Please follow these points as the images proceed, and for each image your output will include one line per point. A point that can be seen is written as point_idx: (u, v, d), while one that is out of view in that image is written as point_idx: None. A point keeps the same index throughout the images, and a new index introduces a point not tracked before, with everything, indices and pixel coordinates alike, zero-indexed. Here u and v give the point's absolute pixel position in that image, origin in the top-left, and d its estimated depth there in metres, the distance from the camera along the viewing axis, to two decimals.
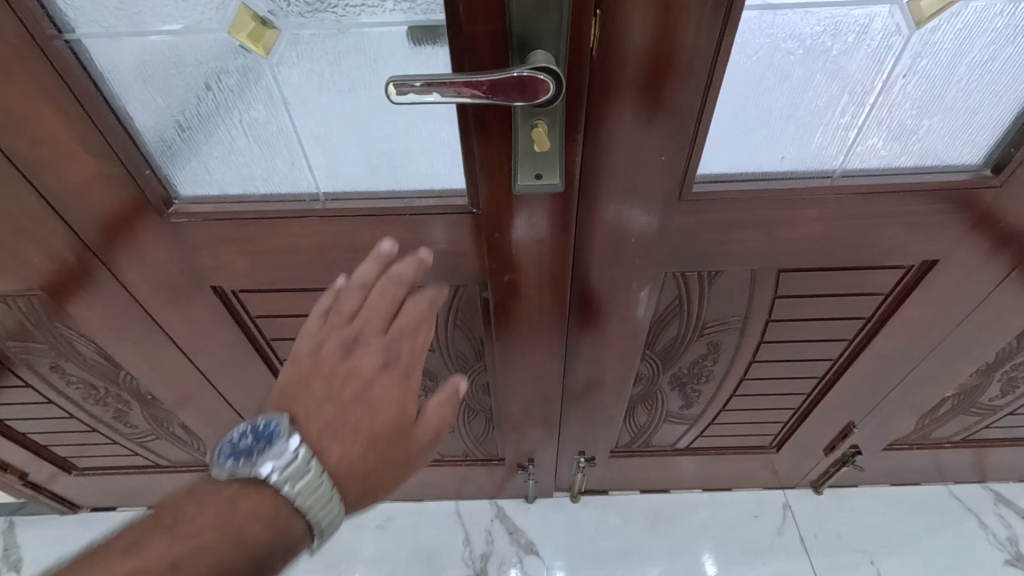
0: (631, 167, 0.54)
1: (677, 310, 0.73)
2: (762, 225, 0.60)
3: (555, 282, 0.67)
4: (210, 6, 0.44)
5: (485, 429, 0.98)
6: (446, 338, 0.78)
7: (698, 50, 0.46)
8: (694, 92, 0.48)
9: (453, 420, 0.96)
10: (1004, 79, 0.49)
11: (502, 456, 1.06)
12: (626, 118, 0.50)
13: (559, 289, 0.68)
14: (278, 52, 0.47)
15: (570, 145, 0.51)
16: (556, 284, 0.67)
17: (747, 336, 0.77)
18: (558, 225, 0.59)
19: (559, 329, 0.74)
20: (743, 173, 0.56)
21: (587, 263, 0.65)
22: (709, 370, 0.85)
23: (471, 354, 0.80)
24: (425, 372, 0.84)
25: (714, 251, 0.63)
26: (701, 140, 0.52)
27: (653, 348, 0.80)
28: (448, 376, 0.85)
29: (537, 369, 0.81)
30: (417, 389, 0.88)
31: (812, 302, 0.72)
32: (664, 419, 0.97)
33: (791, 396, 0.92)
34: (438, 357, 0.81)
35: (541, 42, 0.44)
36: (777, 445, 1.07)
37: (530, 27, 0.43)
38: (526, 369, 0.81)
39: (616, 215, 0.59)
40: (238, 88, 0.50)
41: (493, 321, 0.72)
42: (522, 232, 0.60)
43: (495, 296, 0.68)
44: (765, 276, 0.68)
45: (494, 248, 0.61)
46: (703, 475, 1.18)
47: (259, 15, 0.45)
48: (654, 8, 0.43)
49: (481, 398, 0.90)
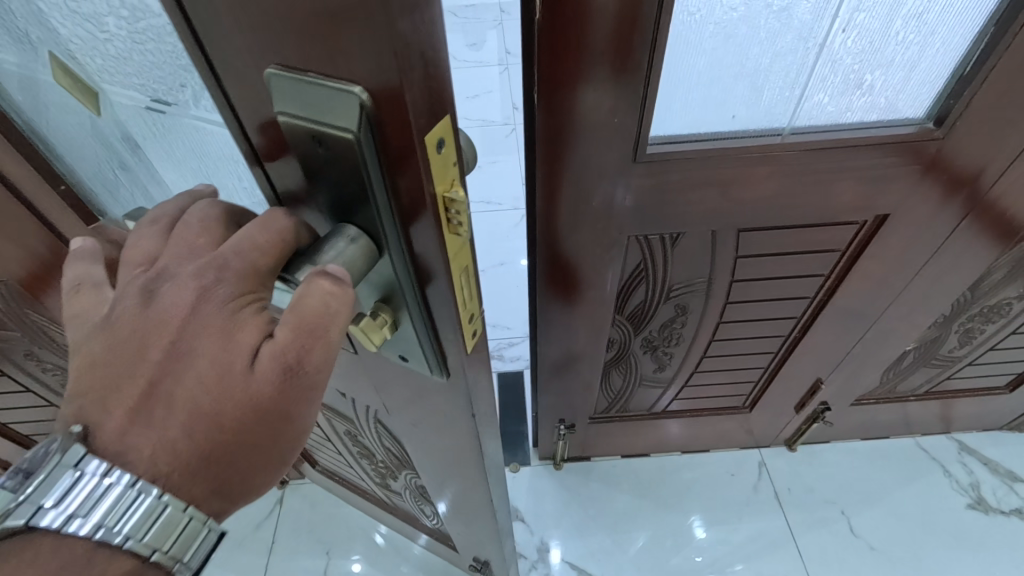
0: (586, 132, 0.55)
1: (644, 274, 0.75)
2: (718, 185, 0.61)
3: (458, 446, 0.57)
4: (26, 45, 0.38)
5: (434, 513, 0.92)
6: (373, 432, 0.75)
7: (641, 13, 0.46)
8: (640, 60, 0.49)
9: (402, 491, 0.92)
10: (940, 32, 0.51)
11: (457, 546, 0.99)
12: (578, 84, 0.51)
13: (469, 451, 0.57)
14: (112, 111, 0.40)
15: (438, 331, 0.39)
16: (463, 446, 0.56)
17: (712, 297, 0.80)
18: (440, 402, 0.49)
19: (483, 479, 0.63)
20: (696, 134, 0.58)
21: (549, 235, 0.67)
22: (678, 334, 0.88)
23: (398, 451, 0.75)
24: (364, 445, 0.83)
25: (674, 211, 0.64)
26: (651, 103, 0.52)
27: (622, 313, 0.82)
28: (386, 457, 0.82)
29: (465, 496, 0.72)
30: (362, 452, 0.87)
31: (772, 261, 0.74)
32: (639, 383, 1.00)
33: (760, 355, 0.95)
34: (370, 441, 0.78)
35: (355, 217, 0.32)
36: (749, 405, 1.11)
37: (336, 192, 0.31)
38: (455, 492, 0.73)
39: (579, 182, 0.60)
40: (109, 147, 0.44)
41: (406, 440, 0.67)
42: (416, 390, 0.51)
43: (403, 422, 0.61)
44: (725, 237, 0.69)
45: (394, 392, 0.54)
46: (682, 439, 1.22)
47: (68, 68, 0.37)
48: None
49: (421, 490, 0.85)
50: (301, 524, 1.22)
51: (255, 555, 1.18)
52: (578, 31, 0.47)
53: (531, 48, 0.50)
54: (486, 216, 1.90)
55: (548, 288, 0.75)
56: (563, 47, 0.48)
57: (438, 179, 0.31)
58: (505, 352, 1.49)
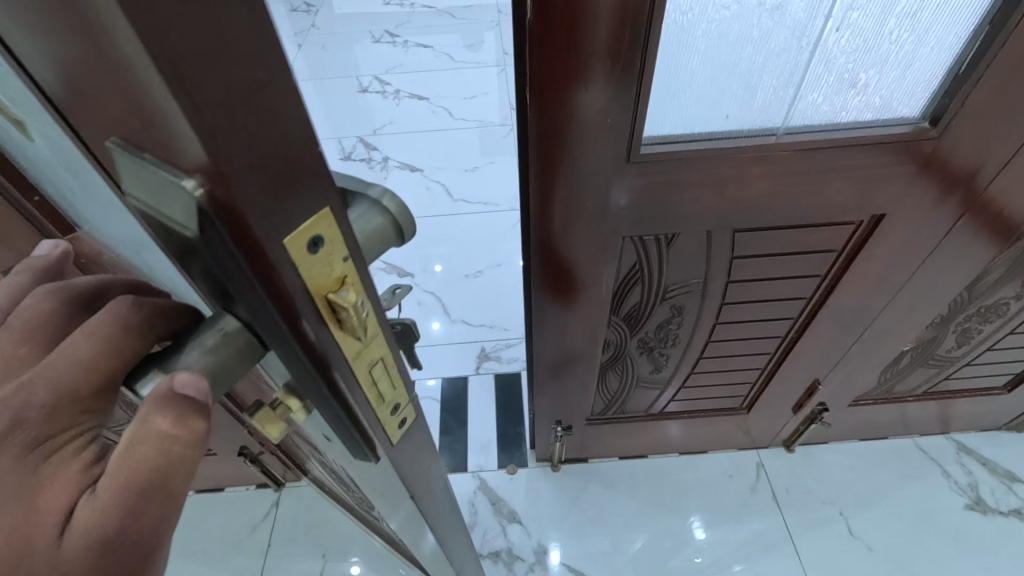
0: (579, 131, 0.54)
1: (639, 275, 0.75)
2: (713, 185, 0.61)
3: (391, 503, 0.51)
4: None
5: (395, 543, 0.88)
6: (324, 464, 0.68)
7: (632, 14, 0.46)
8: (632, 60, 0.49)
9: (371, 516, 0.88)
10: (935, 30, 0.50)
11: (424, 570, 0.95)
12: (569, 84, 0.50)
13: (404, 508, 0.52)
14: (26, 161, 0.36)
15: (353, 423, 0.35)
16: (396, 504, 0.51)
17: (708, 298, 0.79)
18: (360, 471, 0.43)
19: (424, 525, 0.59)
20: (689, 134, 0.57)
21: (544, 235, 0.67)
22: (674, 335, 0.87)
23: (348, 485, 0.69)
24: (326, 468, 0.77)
25: (669, 211, 0.64)
26: (645, 103, 0.52)
27: (618, 314, 0.82)
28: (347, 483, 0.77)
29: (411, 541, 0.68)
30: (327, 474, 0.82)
31: (768, 262, 0.74)
32: (636, 384, 1.00)
33: (757, 356, 0.94)
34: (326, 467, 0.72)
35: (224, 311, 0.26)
36: (747, 406, 1.10)
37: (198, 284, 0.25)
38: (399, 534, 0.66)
39: (573, 185, 0.60)
40: (53, 188, 0.39)
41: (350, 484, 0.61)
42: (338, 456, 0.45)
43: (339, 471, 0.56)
44: (720, 238, 0.69)
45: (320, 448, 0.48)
46: (680, 440, 1.21)
47: None
48: None
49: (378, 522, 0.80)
50: (298, 526, 1.21)
51: (200, 544, 1.19)
52: (569, 30, 0.47)
53: (523, 47, 0.49)
54: (483, 216, 1.90)
55: (543, 289, 0.75)
56: (556, 46, 0.48)
57: (317, 274, 0.26)
58: (502, 353, 1.48)
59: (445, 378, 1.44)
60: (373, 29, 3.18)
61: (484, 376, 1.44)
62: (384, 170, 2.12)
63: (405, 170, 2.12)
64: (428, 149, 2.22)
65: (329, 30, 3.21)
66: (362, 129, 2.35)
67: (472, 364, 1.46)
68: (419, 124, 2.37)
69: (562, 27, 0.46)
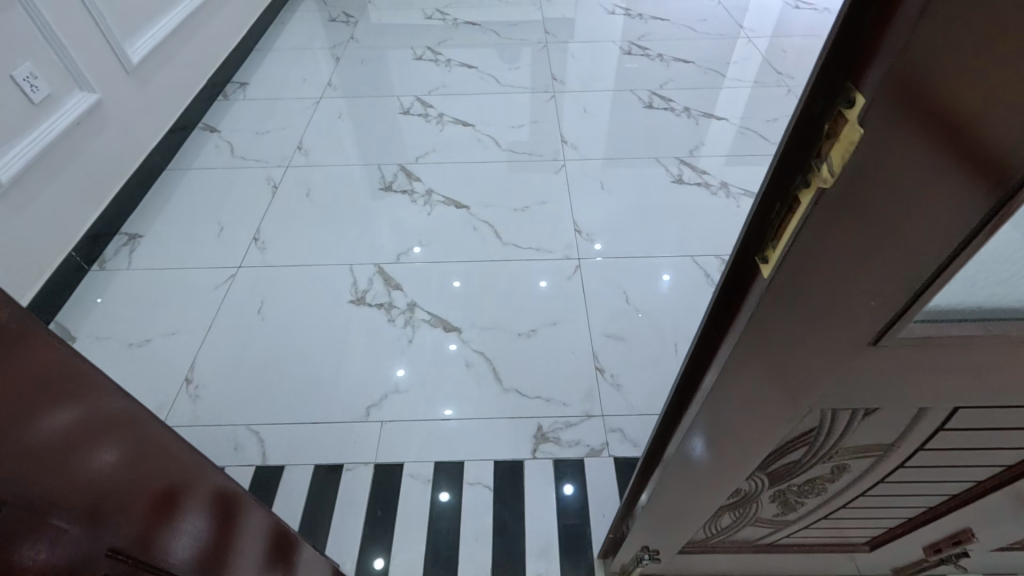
0: (822, 308, 0.39)
1: (811, 439, 0.59)
2: (968, 371, 0.44)
3: None
4: None
5: None
6: None
7: (979, 194, 0.29)
8: (945, 247, 0.33)
9: None
10: None
11: None
12: (832, 258, 0.35)
13: None
14: None
15: None
16: None
17: (884, 462, 0.63)
18: None
19: None
20: (965, 311, 0.40)
21: (723, 388, 0.50)
22: (816, 488, 0.71)
23: None
24: None
25: (890, 391, 0.48)
26: (931, 295, 0.36)
27: (765, 469, 0.66)
28: None
29: None
30: None
31: (985, 435, 0.57)
32: (751, 523, 0.83)
33: (911, 507, 0.78)
34: None
35: None
36: (871, 543, 0.94)
37: None
38: None
39: (778, 356, 0.45)
40: None
41: None
42: None
43: None
44: (936, 413, 0.53)
45: None
46: (778, 566, 1.04)
47: None
48: (942, 134, 0.27)
49: None
50: None
51: None
52: (896, 174, 0.29)
53: (802, 181, 0.33)
54: (535, 262, 1.75)
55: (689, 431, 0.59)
56: (857, 193, 0.31)
57: None
58: (562, 433, 1.32)
59: (497, 460, 1.28)
60: (414, 45, 3.05)
61: (542, 460, 1.28)
62: (428, 204, 1.98)
63: (449, 205, 1.97)
64: (474, 183, 2.07)
65: (368, 43, 3.08)
66: (403, 155, 2.22)
67: (527, 446, 1.30)
68: (464, 153, 2.22)
69: (882, 171, 0.29)
